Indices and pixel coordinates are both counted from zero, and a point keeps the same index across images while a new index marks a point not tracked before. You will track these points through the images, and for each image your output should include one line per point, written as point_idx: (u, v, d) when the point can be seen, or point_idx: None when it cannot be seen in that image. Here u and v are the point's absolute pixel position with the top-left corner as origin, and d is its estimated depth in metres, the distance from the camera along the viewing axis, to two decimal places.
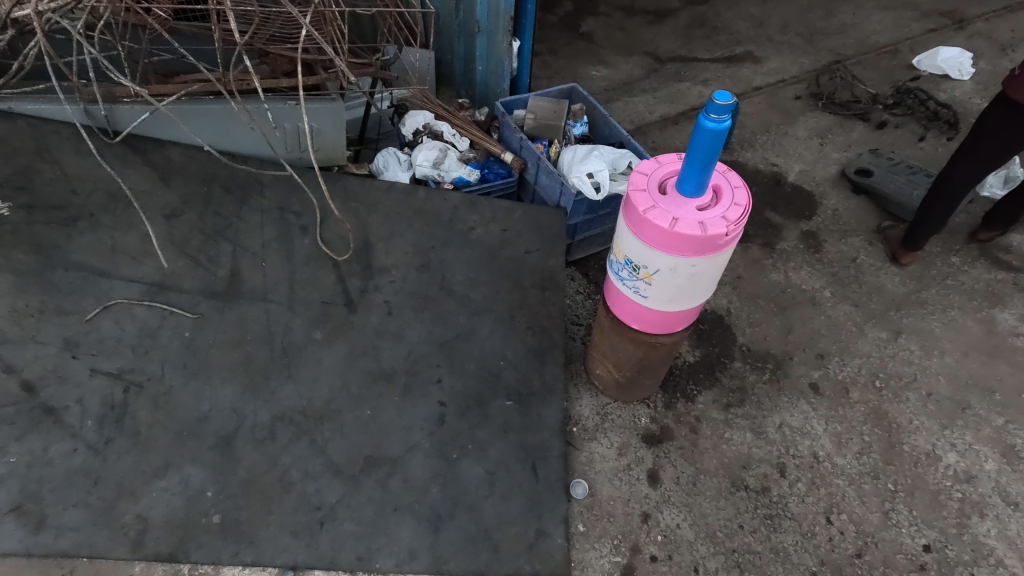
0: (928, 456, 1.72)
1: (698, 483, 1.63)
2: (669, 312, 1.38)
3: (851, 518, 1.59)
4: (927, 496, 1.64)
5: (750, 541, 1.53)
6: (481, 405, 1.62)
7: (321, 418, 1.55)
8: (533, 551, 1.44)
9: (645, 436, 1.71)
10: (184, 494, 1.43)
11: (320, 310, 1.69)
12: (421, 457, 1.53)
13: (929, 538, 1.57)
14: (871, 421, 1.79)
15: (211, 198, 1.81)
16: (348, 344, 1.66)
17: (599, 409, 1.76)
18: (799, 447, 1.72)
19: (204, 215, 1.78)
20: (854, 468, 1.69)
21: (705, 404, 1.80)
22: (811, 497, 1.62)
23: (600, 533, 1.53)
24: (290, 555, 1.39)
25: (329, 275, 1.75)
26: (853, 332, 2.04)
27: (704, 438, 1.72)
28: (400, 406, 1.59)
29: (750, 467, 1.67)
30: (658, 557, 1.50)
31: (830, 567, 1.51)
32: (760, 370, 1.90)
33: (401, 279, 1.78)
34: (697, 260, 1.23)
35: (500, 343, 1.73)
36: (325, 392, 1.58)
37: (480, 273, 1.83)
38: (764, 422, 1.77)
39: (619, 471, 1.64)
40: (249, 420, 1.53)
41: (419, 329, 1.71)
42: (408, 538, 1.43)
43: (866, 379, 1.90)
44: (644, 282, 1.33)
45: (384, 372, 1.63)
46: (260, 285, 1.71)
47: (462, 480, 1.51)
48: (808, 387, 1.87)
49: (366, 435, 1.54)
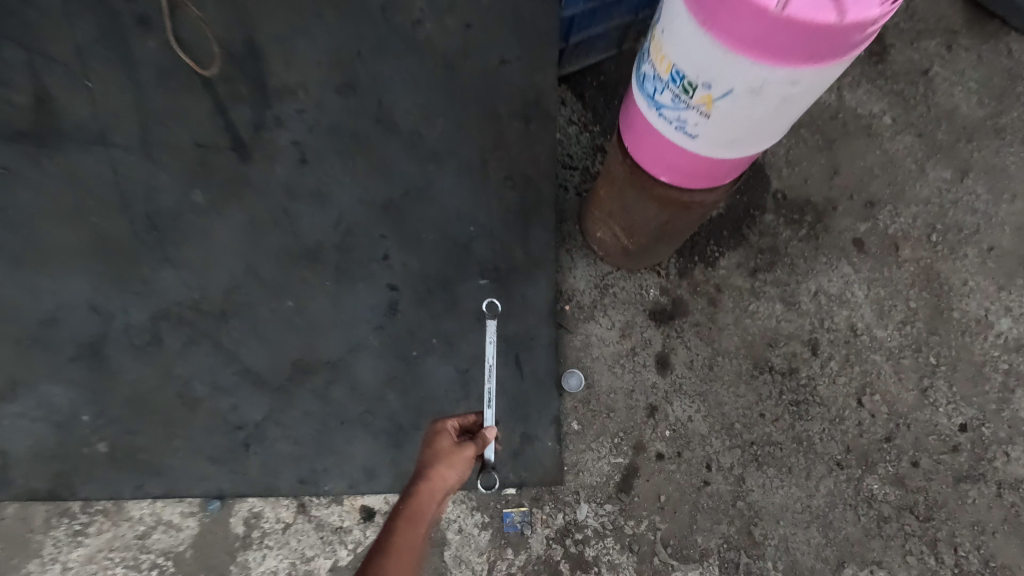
0: (978, 322, 1.46)
1: (715, 368, 1.34)
2: (723, 162, 0.91)
3: (885, 398, 1.36)
4: (970, 370, 1.41)
5: (772, 431, 1.30)
6: (445, 287, 1.21)
7: (225, 314, 1.12)
8: (517, 459, 1.19)
9: (654, 312, 1.36)
10: (49, 420, 1.07)
11: (195, 158, 1.12)
12: (371, 358, 1.16)
13: (966, 416, 1.36)
14: (920, 284, 1.49)
15: None
16: (247, 209, 1.14)
17: (596, 282, 1.37)
18: (836, 318, 1.42)
19: None
20: (895, 341, 1.42)
21: (728, 270, 1.43)
22: (843, 377, 1.37)
23: (598, 432, 1.26)
24: (213, 484, 1.10)
25: (198, 100, 1.12)
26: (911, 172, 1.62)
27: (724, 313, 1.39)
28: (334, 295, 1.16)
29: (777, 345, 1.38)
30: (665, 455, 1.25)
31: (856, 455, 1.30)
32: (796, 225, 1.51)
33: (316, 107, 1.17)
34: (803, 74, 0.72)
35: (468, 202, 1.24)
36: (222, 279, 1.13)
37: (435, 97, 1.23)
38: (797, 290, 1.44)
39: (621, 357, 1.32)
40: (118, 320, 1.09)
41: (351, 186, 1.19)
42: (363, 456, 1.14)
43: (920, 233, 1.55)
44: (697, 115, 0.83)
45: (306, 249, 1.16)
46: (86, 117, 1.08)
47: (428, 383, 1.18)
48: (851, 244, 1.52)
49: (291, 334, 1.14)
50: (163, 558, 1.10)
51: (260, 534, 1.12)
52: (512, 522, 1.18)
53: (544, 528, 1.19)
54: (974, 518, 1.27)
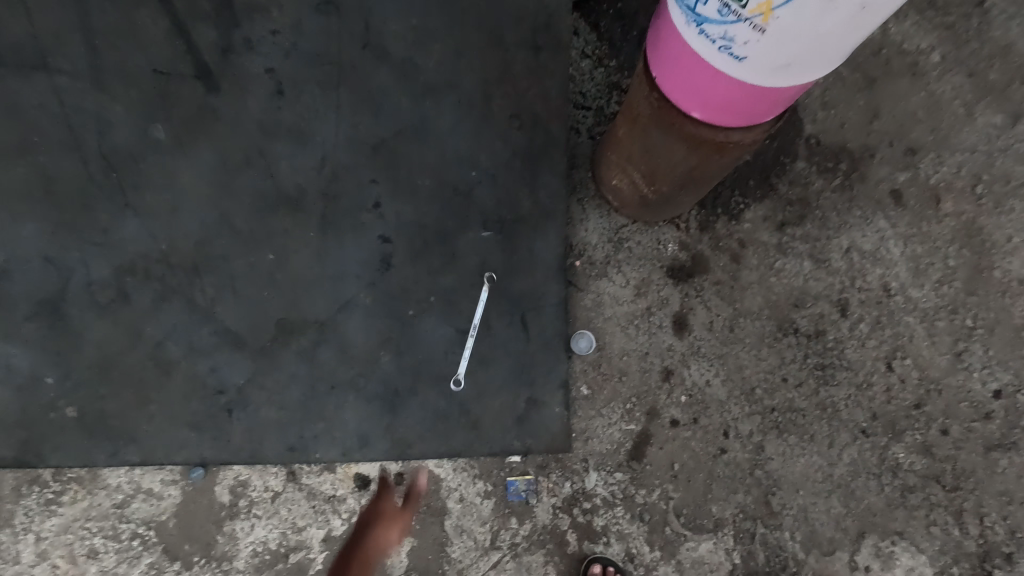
0: (1020, 283, 1.35)
1: (736, 329, 1.23)
2: (772, 91, 0.78)
3: (916, 363, 1.26)
4: (1008, 333, 1.31)
5: (794, 397, 1.21)
6: (444, 239, 1.09)
7: (197, 268, 1.01)
8: (523, 426, 1.10)
9: (672, 269, 1.24)
10: (11, 383, 0.98)
11: (154, 86, 1.00)
12: (362, 318, 1.05)
13: (1001, 381, 1.27)
14: (960, 241, 1.37)
15: None
16: (215, 147, 1.02)
17: (611, 235, 1.23)
18: (868, 277, 1.31)
19: None
20: (929, 302, 1.31)
21: (753, 224, 1.31)
22: (873, 340, 1.27)
23: (609, 397, 1.15)
24: (193, 452, 1.01)
25: (156, 19, 1.01)
26: (959, 116, 1.47)
27: (748, 270, 1.28)
28: (319, 247, 1.04)
29: (803, 305, 1.27)
30: (679, 422, 1.16)
31: (883, 422, 1.22)
32: (829, 175, 1.38)
33: (292, 30, 1.05)
34: None
35: (469, 144, 1.10)
36: (190, 228, 1.01)
37: (429, 21, 1.10)
38: (828, 246, 1.32)
39: (636, 318, 1.20)
40: (78, 274, 0.98)
41: (334, 122, 1.06)
42: (355, 423, 1.05)
43: (964, 184, 1.42)
44: (748, 30, 0.70)
45: (286, 194, 1.03)
46: (27, 38, 0.98)
47: (425, 345, 1.07)
48: (888, 196, 1.39)
49: (272, 291, 1.02)
50: (144, 528, 1.01)
51: (248, 504, 1.02)
52: (517, 491, 1.09)
53: (551, 497, 1.10)
54: (1003, 488, 1.20)
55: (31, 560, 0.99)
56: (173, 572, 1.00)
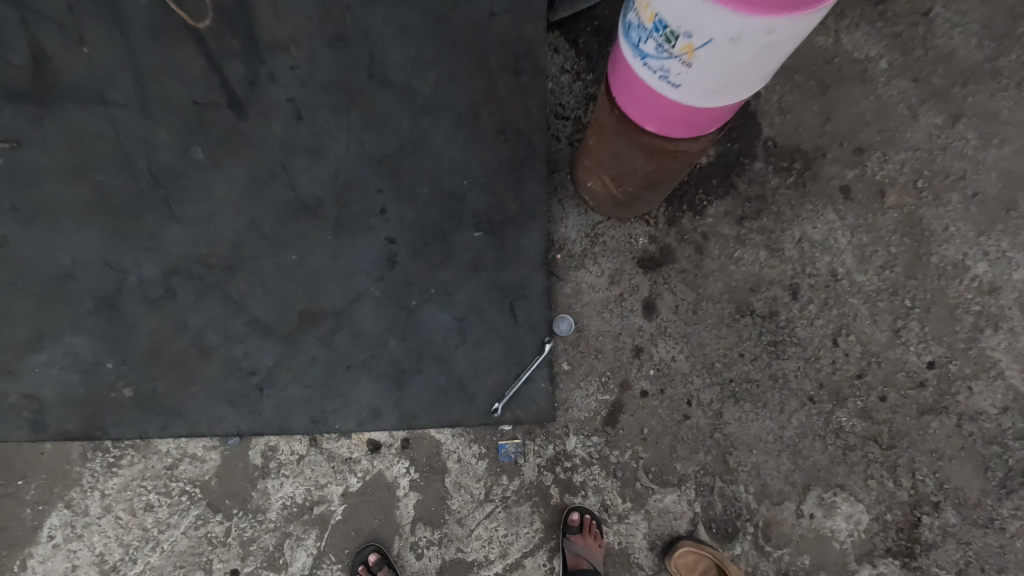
0: (955, 267, 1.51)
1: (699, 312, 1.40)
2: (708, 110, 0.93)
3: (859, 338, 1.43)
4: (944, 312, 1.47)
5: (750, 369, 1.38)
6: (441, 239, 1.27)
7: (232, 267, 1.19)
8: (513, 398, 1.28)
9: (642, 260, 1.41)
10: (76, 368, 1.16)
11: (192, 114, 1.18)
12: (372, 307, 1.23)
13: (935, 353, 1.44)
14: (902, 231, 1.53)
15: None
16: (246, 164, 1.20)
17: (587, 231, 1.39)
18: (817, 264, 1.48)
19: None
20: (873, 285, 1.48)
21: (715, 218, 1.48)
22: (821, 319, 1.44)
23: (587, 371, 1.33)
24: (230, 424, 1.19)
25: (193, 58, 1.18)
26: (903, 117, 1.62)
27: (710, 260, 1.45)
28: (334, 247, 1.22)
29: (759, 290, 1.44)
30: (648, 392, 1.34)
31: (828, 390, 1.39)
32: (785, 173, 1.54)
33: (308, 62, 1.22)
34: (779, 24, 0.73)
35: (461, 156, 1.28)
36: (227, 233, 1.19)
37: (425, 50, 1.27)
38: (782, 237, 1.49)
39: (610, 303, 1.37)
40: (131, 276, 1.16)
41: (346, 141, 1.23)
42: (368, 396, 1.23)
43: (907, 179, 1.58)
44: (679, 64, 0.86)
45: (305, 203, 1.21)
46: (84, 76, 1.15)
47: (426, 329, 1.25)
48: (837, 192, 1.55)
49: (296, 286, 1.21)
50: (191, 486, 1.18)
51: (277, 465, 1.20)
52: (507, 453, 1.26)
53: (536, 457, 1.27)
54: (934, 446, 1.37)
55: (98, 513, 1.16)
56: (217, 521, 1.18)
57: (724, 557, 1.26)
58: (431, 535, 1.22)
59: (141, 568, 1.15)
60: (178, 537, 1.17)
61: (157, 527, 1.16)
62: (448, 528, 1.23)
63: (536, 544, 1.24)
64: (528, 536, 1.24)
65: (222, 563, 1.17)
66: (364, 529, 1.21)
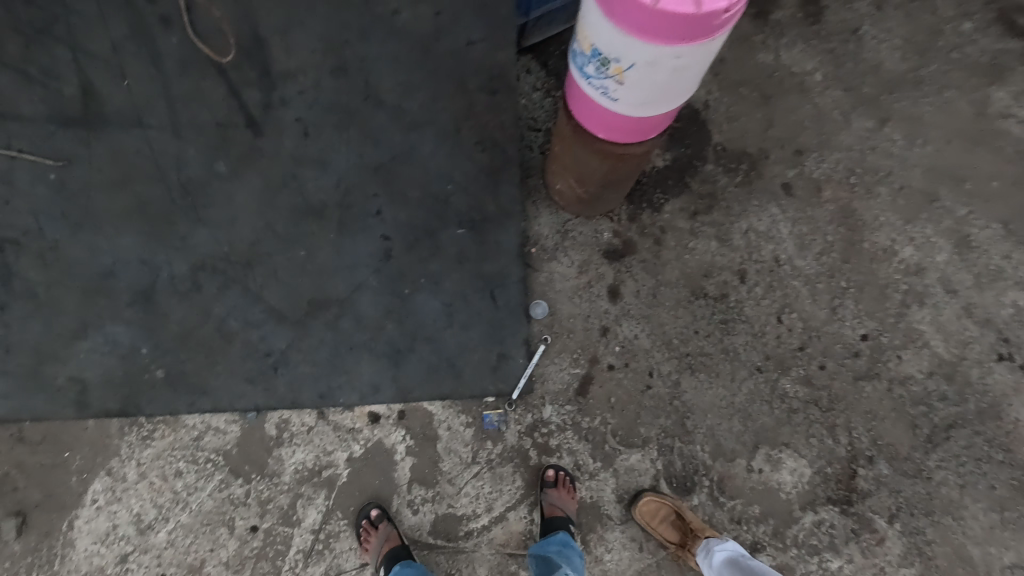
0: (885, 251, 1.71)
1: (658, 295, 1.59)
2: (643, 119, 1.13)
3: (800, 316, 1.63)
4: (875, 291, 1.67)
5: (704, 344, 1.57)
6: (430, 236, 1.46)
7: (250, 263, 1.39)
8: (496, 372, 1.46)
9: (607, 252, 1.60)
10: (115, 353, 1.35)
11: (216, 134, 1.40)
12: (371, 295, 1.42)
13: (868, 327, 1.63)
14: (838, 221, 1.73)
15: None
16: (262, 175, 1.41)
17: (558, 227, 1.58)
18: (762, 251, 1.68)
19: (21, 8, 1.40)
20: (812, 269, 1.68)
21: (672, 214, 1.67)
22: (766, 300, 1.63)
23: (560, 349, 1.51)
24: (250, 400, 1.37)
25: (216, 87, 1.41)
26: (837, 122, 1.82)
27: (667, 250, 1.64)
28: (337, 244, 1.42)
29: (711, 275, 1.64)
30: (615, 366, 1.52)
31: (774, 361, 1.58)
32: (733, 173, 1.74)
33: (312, 88, 1.44)
34: (683, 50, 0.93)
35: (445, 165, 1.48)
36: (246, 234, 1.39)
37: (412, 75, 1.48)
38: (730, 229, 1.69)
39: (579, 290, 1.56)
40: (164, 272, 1.37)
41: (346, 153, 1.44)
42: (368, 373, 1.41)
43: (841, 176, 1.78)
44: (614, 83, 1.06)
45: (311, 207, 1.42)
46: (125, 104, 1.39)
47: (419, 314, 1.44)
48: (780, 188, 1.75)
49: (304, 278, 1.40)
50: (215, 454, 1.35)
51: (290, 435, 1.38)
52: (491, 421, 1.44)
53: (516, 425, 1.45)
54: (868, 408, 1.56)
55: (134, 479, 1.33)
56: (238, 485, 1.35)
57: (682, 505, 1.43)
58: (425, 493, 1.40)
59: (173, 526, 1.32)
60: (205, 498, 1.34)
61: (186, 490, 1.34)
62: (440, 487, 1.40)
63: (518, 500, 1.41)
64: (511, 492, 1.41)
65: (243, 521, 1.34)
66: (367, 489, 1.38)
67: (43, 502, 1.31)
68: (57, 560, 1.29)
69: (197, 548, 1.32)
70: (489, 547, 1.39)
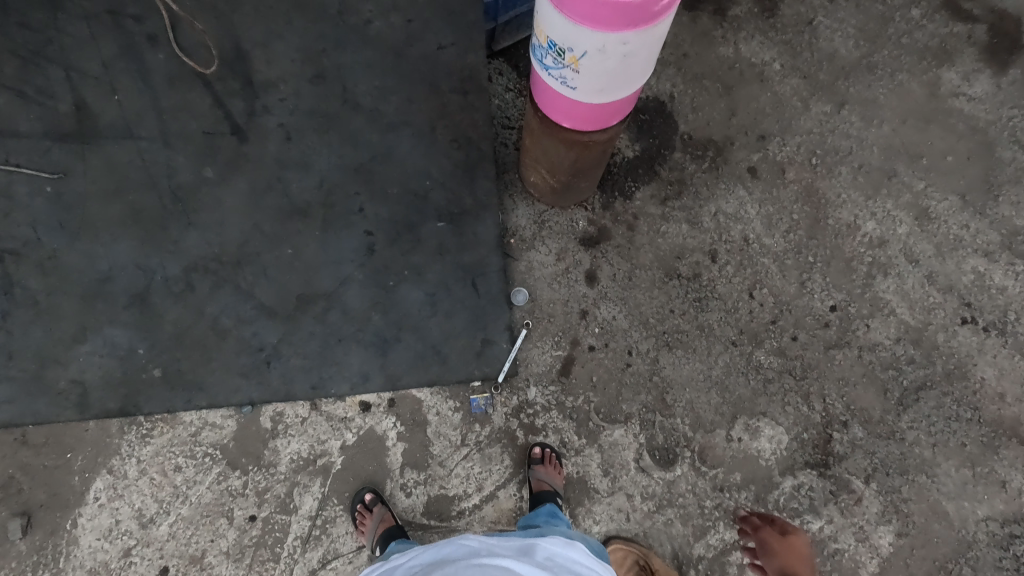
0: (849, 227, 1.79)
1: (633, 278, 1.66)
2: (602, 105, 1.21)
3: (771, 291, 1.70)
4: (841, 264, 1.74)
5: (679, 321, 1.64)
6: (411, 230, 1.53)
7: (240, 263, 1.46)
8: (480, 358, 1.52)
9: (583, 239, 1.67)
10: (114, 355, 1.41)
11: (203, 141, 1.49)
12: (357, 288, 1.49)
13: (836, 299, 1.70)
14: (802, 200, 1.81)
15: (25, 15, 1.53)
16: (249, 178, 1.49)
17: (535, 218, 1.65)
18: (731, 232, 1.75)
19: (20, 34, 1.52)
20: (780, 246, 1.75)
21: (643, 201, 1.75)
22: (737, 278, 1.70)
23: (542, 333, 1.57)
24: (244, 394, 1.43)
25: (202, 98, 1.51)
26: (797, 108, 1.91)
27: (641, 235, 1.71)
28: (323, 241, 1.49)
29: (683, 257, 1.71)
30: (595, 346, 1.58)
31: (748, 335, 1.64)
32: (700, 159, 1.82)
33: (293, 95, 1.53)
34: (629, 36, 1.01)
35: (423, 162, 1.56)
36: (235, 235, 1.46)
37: (387, 80, 1.57)
38: (700, 212, 1.76)
39: (558, 276, 1.62)
40: (158, 274, 1.44)
41: (328, 156, 1.52)
42: (357, 363, 1.47)
43: (803, 158, 1.86)
44: (571, 72, 1.13)
45: (297, 207, 1.49)
46: (117, 118, 1.49)
47: (404, 304, 1.51)
48: (746, 172, 1.83)
49: (293, 275, 1.47)
50: (213, 449, 1.40)
51: (284, 427, 1.43)
52: (478, 405, 1.49)
53: (503, 407, 1.51)
54: (840, 375, 1.62)
55: (135, 475, 1.38)
56: (236, 476, 1.40)
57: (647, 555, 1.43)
58: (418, 476, 1.45)
59: (174, 519, 1.37)
60: (204, 491, 1.39)
61: (185, 484, 1.38)
62: (432, 470, 1.45)
63: (507, 478, 1.47)
64: (500, 471, 1.47)
65: (242, 511, 1.38)
66: (361, 475, 1.43)
67: (47, 502, 1.36)
68: (61, 557, 1.33)
69: (197, 539, 1.36)
70: (481, 524, 1.44)
